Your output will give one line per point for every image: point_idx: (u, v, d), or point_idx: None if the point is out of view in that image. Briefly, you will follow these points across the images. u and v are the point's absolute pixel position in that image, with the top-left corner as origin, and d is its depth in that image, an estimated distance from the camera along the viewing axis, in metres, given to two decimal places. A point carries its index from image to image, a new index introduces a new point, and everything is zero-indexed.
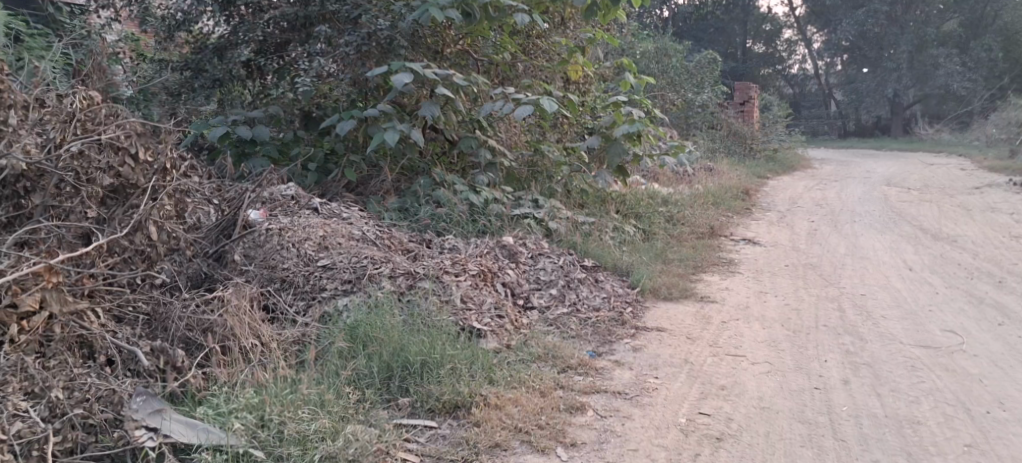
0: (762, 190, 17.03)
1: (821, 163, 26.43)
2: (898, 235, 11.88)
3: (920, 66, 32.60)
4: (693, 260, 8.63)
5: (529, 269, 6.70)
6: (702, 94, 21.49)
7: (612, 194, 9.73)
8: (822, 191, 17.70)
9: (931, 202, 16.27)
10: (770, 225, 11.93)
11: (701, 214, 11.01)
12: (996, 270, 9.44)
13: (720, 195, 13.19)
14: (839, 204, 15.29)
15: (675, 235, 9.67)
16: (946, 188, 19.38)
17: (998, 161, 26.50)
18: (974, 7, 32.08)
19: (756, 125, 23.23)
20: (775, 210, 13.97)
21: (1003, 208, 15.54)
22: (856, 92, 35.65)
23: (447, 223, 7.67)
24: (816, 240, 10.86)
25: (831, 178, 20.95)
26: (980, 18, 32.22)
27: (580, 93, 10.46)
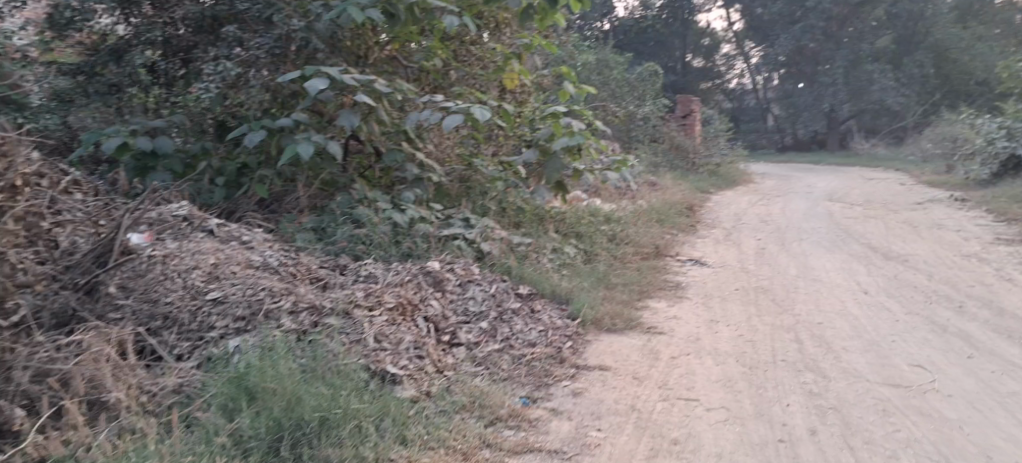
0: (706, 205, 16.54)
1: (763, 177, 26.14)
2: (848, 253, 11.36)
3: (855, 81, 32.93)
4: (637, 285, 7.98)
5: (455, 299, 6.02)
6: (643, 107, 21.03)
7: (550, 212, 9.09)
8: (766, 207, 17.27)
9: (876, 219, 15.90)
10: (717, 244, 11.34)
11: (644, 232, 10.38)
12: (953, 292, 8.91)
13: (664, 212, 12.62)
14: (785, 221, 14.82)
15: (617, 256, 9.02)
16: (888, 203, 19.09)
17: (936, 176, 26.48)
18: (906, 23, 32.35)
19: (699, 139, 22.81)
20: (720, 227, 13.44)
21: (948, 223, 15.20)
22: (794, 106, 35.61)
23: (368, 245, 6.95)
24: (765, 260, 10.31)
25: (773, 193, 20.60)
26: (912, 34, 32.19)
27: (517, 103, 9.81)
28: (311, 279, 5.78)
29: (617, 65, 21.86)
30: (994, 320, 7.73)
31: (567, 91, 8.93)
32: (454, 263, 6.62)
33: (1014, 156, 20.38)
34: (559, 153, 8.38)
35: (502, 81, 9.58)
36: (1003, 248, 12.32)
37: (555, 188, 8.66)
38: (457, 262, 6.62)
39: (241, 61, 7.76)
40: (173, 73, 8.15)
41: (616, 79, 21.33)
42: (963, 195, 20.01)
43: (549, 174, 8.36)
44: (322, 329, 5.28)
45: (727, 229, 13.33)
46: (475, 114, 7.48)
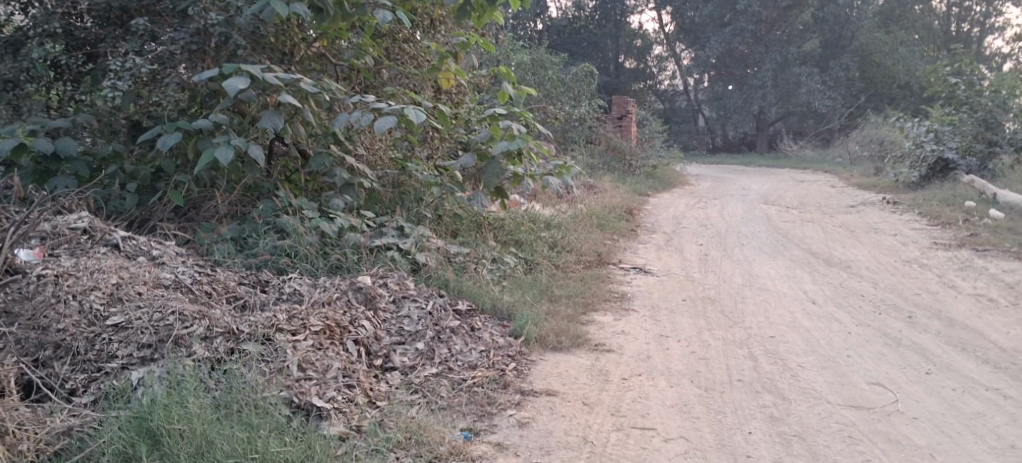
0: (644, 208, 16.27)
1: (697, 179, 26.05)
2: (790, 258, 11.08)
3: (783, 84, 33.03)
4: (580, 297, 7.56)
5: (388, 318, 5.62)
6: (579, 108, 20.71)
7: (489, 218, 8.60)
8: (704, 209, 17.08)
9: (813, 221, 15.79)
10: (658, 251, 11.00)
11: (584, 238, 10.00)
12: (899, 300, 8.61)
13: (603, 215, 12.29)
14: (724, 224, 14.60)
15: (559, 265, 8.61)
16: (822, 206, 19.01)
17: (866, 178, 26.70)
18: (832, 28, 32.85)
19: (634, 140, 22.58)
20: (658, 232, 13.12)
21: (882, 226, 15.09)
22: (726, 108, 35.72)
23: (293, 256, 6.54)
24: (709, 267, 10.03)
25: (709, 195, 20.44)
26: (839, 38, 33.12)
27: (452, 104, 9.31)
28: (228, 298, 5.40)
29: (552, 65, 21.51)
30: (944, 331, 7.41)
31: (507, 92, 8.51)
32: (388, 277, 6.16)
33: (940, 159, 20.45)
34: (499, 157, 7.97)
35: (436, 81, 9.11)
36: (940, 251, 12.17)
37: (494, 193, 8.25)
38: (392, 276, 6.17)
39: (153, 57, 7.13)
40: (77, 68, 7.45)
41: (551, 79, 20.98)
42: (893, 197, 20.03)
43: (488, 178, 7.93)
44: (240, 357, 4.95)
45: (666, 233, 13.02)
46: (409, 115, 7.01)
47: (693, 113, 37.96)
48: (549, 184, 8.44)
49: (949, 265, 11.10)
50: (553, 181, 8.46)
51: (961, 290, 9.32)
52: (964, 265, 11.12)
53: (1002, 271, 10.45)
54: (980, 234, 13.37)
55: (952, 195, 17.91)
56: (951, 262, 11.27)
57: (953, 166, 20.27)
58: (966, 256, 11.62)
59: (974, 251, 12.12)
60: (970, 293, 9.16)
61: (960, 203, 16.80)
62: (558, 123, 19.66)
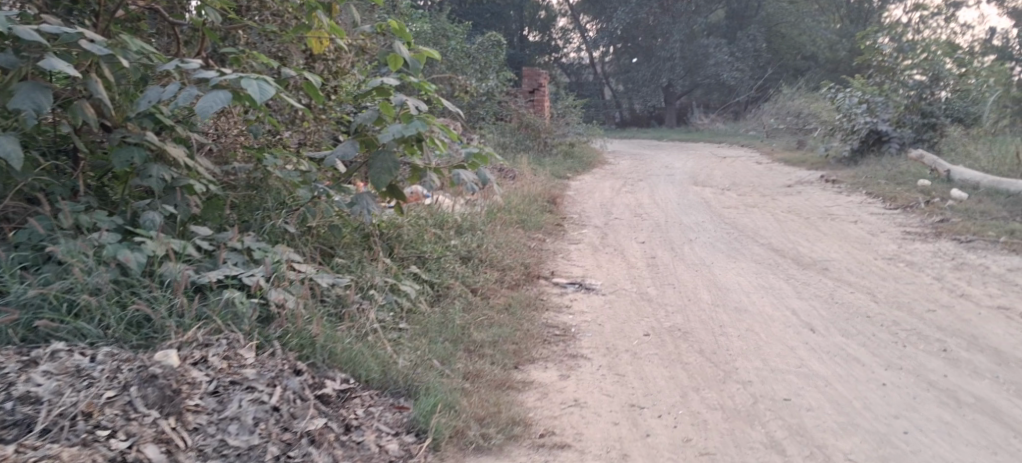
0: (568, 195, 14.21)
1: (614, 158, 24.13)
2: (753, 259, 9.08)
3: (691, 55, 31.81)
4: (506, 338, 5.49)
5: (203, 428, 4.21)
6: (486, 81, 18.54)
7: (380, 224, 6.37)
8: (632, 193, 15.19)
9: (757, 206, 13.91)
10: (592, 255, 8.89)
11: (504, 243, 7.83)
12: (916, 320, 6.66)
13: (525, 209, 10.19)
14: (660, 212, 12.65)
15: (474, 292, 6.45)
16: (759, 186, 17.26)
17: (791, 152, 25.22)
18: None
19: (548, 115, 20.52)
20: (586, 227, 11.06)
21: (836, 209, 13.32)
22: (634, 81, 34.07)
23: (66, 315, 4.55)
24: (662, 274, 8.03)
25: (633, 175, 18.58)
26: (743, 8, 32.00)
27: (331, 75, 6.94)
28: None
29: (453, 35, 19.29)
30: (1003, 375, 5.48)
31: (403, 57, 6.27)
32: (218, 356, 4.49)
33: (873, 131, 18.94)
34: (390, 145, 5.74)
35: (307, 44, 6.76)
36: (917, 243, 10.41)
37: (384, 192, 6.03)
38: (216, 350, 4.52)
39: None
40: None
41: (454, 50, 18.82)
42: (832, 174, 18.42)
43: (375, 175, 5.70)
44: None
45: (598, 228, 10.97)
46: (248, 92, 4.72)
47: (601, 86, 36.16)
48: (461, 180, 6.22)
49: (936, 261, 9.31)
50: (466, 174, 6.25)
51: (977, 301, 7.48)
52: (951, 260, 9.36)
53: (1003, 272, 8.71)
54: (951, 221, 11.70)
55: (898, 173, 16.34)
56: (938, 257, 9.49)
57: (887, 138, 18.78)
58: (953, 250, 9.87)
59: (954, 242, 10.40)
60: (986, 307, 7.31)
61: (913, 180, 15.24)
62: (464, 99, 17.48)
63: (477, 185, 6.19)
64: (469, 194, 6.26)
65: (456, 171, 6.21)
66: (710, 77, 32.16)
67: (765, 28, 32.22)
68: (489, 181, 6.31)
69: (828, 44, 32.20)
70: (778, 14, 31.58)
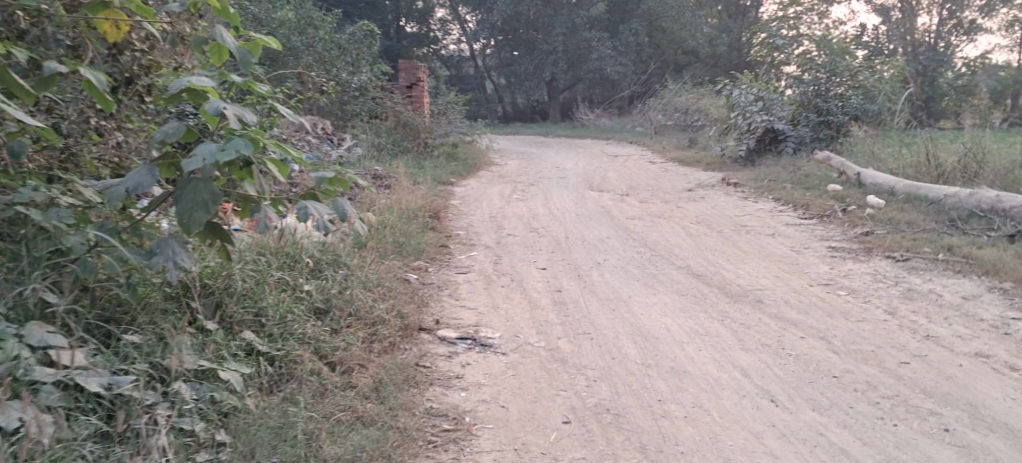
0: (452, 207, 12.80)
1: (502, 157, 22.67)
2: (674, 293, 7.70)
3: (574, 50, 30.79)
4: (376, 452, 4.76)
5: None
6: (358, 75, 17.41)
7: (203, 272, 5.43)
8: (523, 202, 13.99)
9: (661, 215, 12.72)
10: (482, 293, 7.35)
11: (375, 281, 6.40)
12: (895, 381, 5.36)
13: (406, 235, 8.77)
14: (559, 227, 11.36)
15: (330, 365, 5.48)
16: (658, 191, 16.09)
17: (680, 149, 24.33)
18: None
19: (428, 112, 18.97)
20: (475, 252, 9.49)
21: (746, 218, 12.13)
22: (516, 75, 32.75)
23: None
24: (568, 314, 6.69)
25: (521, 178, 17.27)
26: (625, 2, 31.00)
27: (143, 70, 5.43)
28: None
29: (321, 24, 17.53)
30: None
31: (230, 47, 4.62)
32: None
33: (770, 130, 17.98)
34: (206, 172, 4.18)
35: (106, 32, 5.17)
36: (850, 264, 9.10)
37: (202, 232, 4.50)
38: None
39: None
40: None
41: (324, 40, 17.23)
42: (730, 175, 17.43)
43: (185, 213, 4.12)
44: None
45: (489, 255, 9.42)
46: None
47: (483, 80, 34.74)
48: (308, 216, 4.63)
49: (877, 287, 8.03)
50: (317, 207, 4.66)
51: (947, 347, 6.18)
52: (894, 286, 8.08)
53: (959, 303, 7.43)
54: (877, 236, 10.47)
55: (802, 176, 15.25)
56: (878, 282, 8.20)
57: (783, 137, 17.94)
58: (892, 273, 8.58)
59: (888, 262, 9.11)
60: (961, 356, 5.99)
61: (820, 187, 14.01)
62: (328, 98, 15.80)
63: (328, 224, 4.61)
64: (320, 234, 4.67)
65: (302, 202, 4.62)
66: (593, 71, 31.05)
67: (648, 22, 31.20)
68: (349, 218, 4.72)
69: (709, 39, 31.77)
70: (659, 8, 30.75)
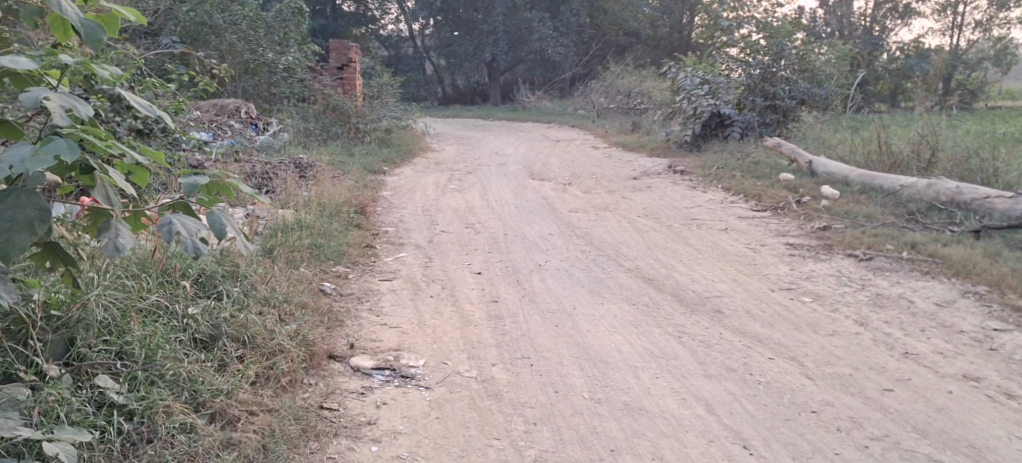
0: (382, 202, 11.96)
1: (440, 142, 21.75)
2: (620, 302, 6.94)
3: (514, 31, 30.01)
4: None
5: None
6: (285, 56, 16.66)
7: (52, 301, 4.88)
8: (460, 193, 13.21)
9: (607, 207, 11.96)
10: (405, 311, 6.50)
11: (279, 298, 5.98)
12: (880, 417, 4.85)
13: (328, 241, 8.11)
14: (498, 223, 10.57)
15: (206, 417, 4.91)
16: (603, 179, 15.35)
17: (622, 134, 23.64)
18: None
19: (361, 95, 17.99)
20: (404, 258, 8.57)
21: (696, 211, 11.36)
22: (455, 56, 31.79)
23: None
24: (504, 329, 6.02)
25: (460, 165, 16.42)
26: None
27: None
28: None
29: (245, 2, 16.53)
30: None
31: (74, 21, 4.04)
32: None
33: (716, 114, 17.35)
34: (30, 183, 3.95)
35: None
36: (810, 264, 8.30)
37: (39, 253, 4.13)
38: None
39: None
40: None
41: (249, 19, 16.20)
42: (676, 162, 16.75)
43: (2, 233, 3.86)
44: None
45: (419, 260, 8.54)
46: None
47: (422, 60, 33.74)
48: (173, 232, 3.98)
49: (842, 291, 7.26)
50: (185, 222, 4.02)
51: (930, 367, 5.43)
52: (861, 290, 7.28)
53: (934, 311, 6.63)
54: (835, 231, 9.70)
55: (751, 163, 14.51)
56: (844, 285, 7.39)
57: (729, 123, 17.20)
58: (856, 275, 7.77)
59: (850, 262, 8.28)
60: (948, 379, 5.29)
61: (770, 174, 13.37)
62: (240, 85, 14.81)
63: (194, 241, 3.96)
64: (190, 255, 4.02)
65: (165, 216, 3.99)
66: (534, 53, 30.23)
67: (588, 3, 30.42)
68: (223, 234, 4.06)
69: (650, 21, 31.19)
70: None
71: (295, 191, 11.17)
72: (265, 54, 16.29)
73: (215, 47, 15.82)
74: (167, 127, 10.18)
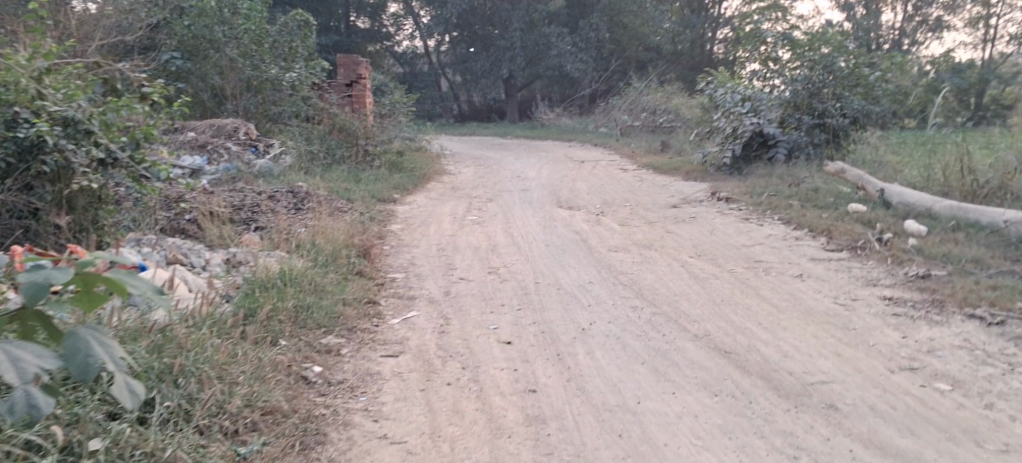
0: (387, 240, 10.31)
1: (455, 164, 20.09)
2: (690, 382, 5.46)
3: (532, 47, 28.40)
4: None
5: None
6: (290, 72, 15.00)
7: None
8: (478, 227, 11.57)
9: (650, 245, 10.32)
10: (413, 420, 5.10)
11: (224, 412, 4.87)
12: None
13: (321, 307, 6.61)
14: (525, 269, 8.91)
15: None
16: (637, 207, 13.72)
17: (651, 154, 21.89)
18: None
19: (371, 114, 16.39)
20: (413, 323, 6.89)
21: (756, 249, 9.73)
22: (472, 73, 30.25)
23: None
24: (543, 446, 4.75)
25: (479, 192, 14.80)
26: None
27: None
28: None
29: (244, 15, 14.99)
30: None
31: None
32: None
33: (759, 134, 15.52)
34: None
35: None
36: (924, 328, 6.55)
37: None
38: None
39: None
40: None
41: (251, 32, 14.63)
42: (719, 185, 15.03)
43: None
44: None
45: (435, 324, 6.86)
46: None
47: (438, 76, 32.22)
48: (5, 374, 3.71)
49: (985, 376, 5.57)
50: (25, 358, 3.78)
51: None
52: (1011, 375, 5.57)
53: None
54: (937, 280, 7.93)
55: (808, 189, 12.77)
56: (985, 366, 5.70)
57: (773, 143, 15.44)
58: (995, 348, 6.05)
59: (976, 327, 6.56)
60: None
61: (830, 202, 11.73)
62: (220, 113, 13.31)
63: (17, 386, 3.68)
64: (19, 409, 3.79)
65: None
66: (552, 69, 28.67)
67: (608, 17, 28.75)
68: (73, 374, 3.83)
69: (672, 36, 29.51)
70: None
71: (289, 229, 9.54)
72: (269, 70, 14.67)
73: (215, 62, 14.55)
74: (135, 156, 8.48)
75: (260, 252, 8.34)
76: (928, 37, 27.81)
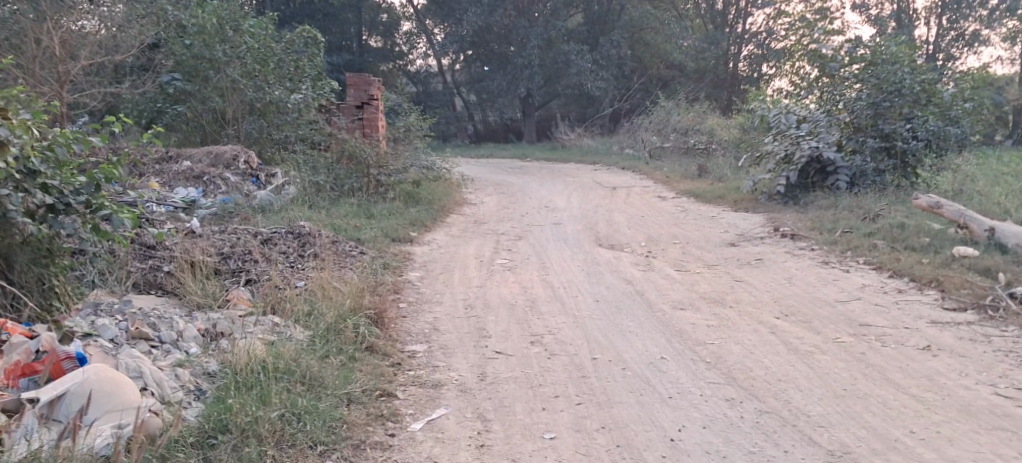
0: (398, 295, 8.54)
1: (474, 191, 18.26)
2: None
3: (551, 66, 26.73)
4: None
5: None
6: (297, 93, 13.30)
7: None
8: (509, 274, 9.78)
9: (720, 299, 8.49)
10: None
11: None
12: None
13: (313, 411, 5.18)
14: (573, 335, 7.14)
15: None
16: (689, 245, 11.90)
17: (683, 179, 20.03)
18: None
19: (383, 137, 14.60)
20: (442, 433, 5.20)
21: (855, 308, 7.94)
22: (489, 93, 28.56)
23: None
24: None
25: (505, 227, 13.08)
26: (605, 12, 26.92)
27: None
28: None
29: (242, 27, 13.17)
30: None
31: None
32: None
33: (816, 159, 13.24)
34: None
35: None
36: None
37: None
38: None
39: None
40: None
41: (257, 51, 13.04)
42: (776, 215, 13.12)
43: None
44: None
45: (473, 435, 5.18)
46: None
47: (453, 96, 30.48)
48: None
49: None
50: None
51: None
52: None
53: None
54: None
55: (894, 225, 10.96)
56: None
57: (832, 170, 13.21)
58: None
59: None
60: None
61: (925, 242, 9.92)
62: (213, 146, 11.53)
63: None
64: None
65: None
66: (573, 87, 27.04)
67: (630, 33, 27.14)
68: None
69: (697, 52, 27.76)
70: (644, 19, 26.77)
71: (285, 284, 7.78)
72: (273, 92, 12.96)
73: (216, 84, 12.83)
74: (92, 200, 6.47)
75: (246, 325, 6.53)
76: (964, 52, 25.96)
